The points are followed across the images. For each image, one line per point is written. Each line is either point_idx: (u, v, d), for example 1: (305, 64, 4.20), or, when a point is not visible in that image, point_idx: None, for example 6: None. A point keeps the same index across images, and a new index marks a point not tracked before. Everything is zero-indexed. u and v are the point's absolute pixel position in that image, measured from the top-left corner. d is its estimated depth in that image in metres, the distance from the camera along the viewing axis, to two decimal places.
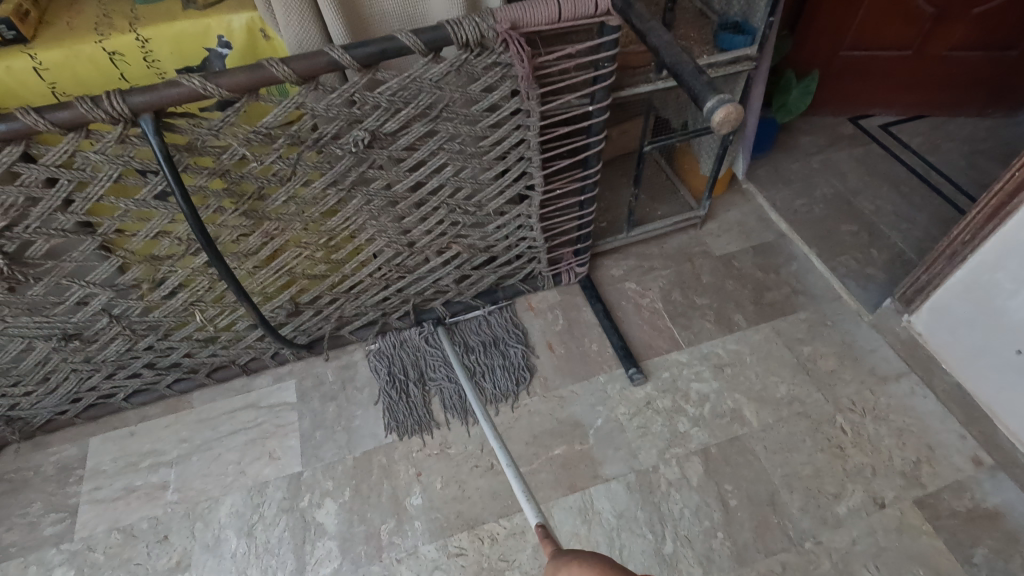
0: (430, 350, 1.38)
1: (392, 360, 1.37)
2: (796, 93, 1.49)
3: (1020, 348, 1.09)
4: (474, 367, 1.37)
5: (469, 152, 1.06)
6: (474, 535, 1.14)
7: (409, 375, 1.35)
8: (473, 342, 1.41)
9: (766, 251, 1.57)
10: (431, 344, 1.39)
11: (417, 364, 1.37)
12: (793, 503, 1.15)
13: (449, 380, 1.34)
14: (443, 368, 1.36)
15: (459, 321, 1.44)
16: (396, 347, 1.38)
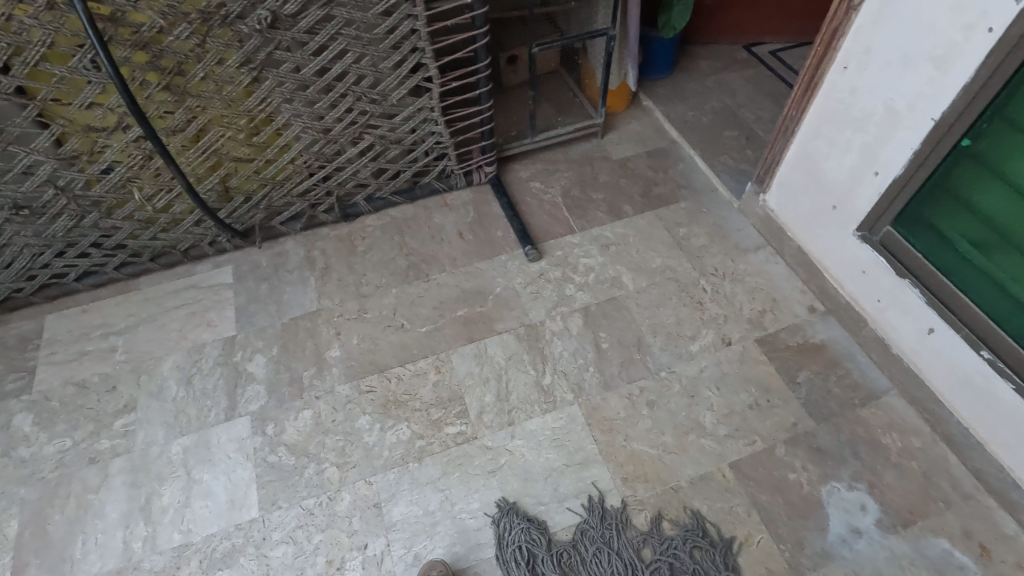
0: (562, 546, 1.10)
1: (526, 552, 1.09)
2: (677, 10, 1.68)
3: (835, 203, 1.30)
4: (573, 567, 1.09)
5: (366, 39, 1.24)
6: (384, 377, 1.33)
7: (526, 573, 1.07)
8: (563, 542, 1.11)
9: (658, 155, 1.77)
10: (539, 547, 1.10)
11: (532, 554, 1.09)
12: (656, 344, 1.37)
13: (576, 566, 1.08)
14: (568, 555, 1.10)
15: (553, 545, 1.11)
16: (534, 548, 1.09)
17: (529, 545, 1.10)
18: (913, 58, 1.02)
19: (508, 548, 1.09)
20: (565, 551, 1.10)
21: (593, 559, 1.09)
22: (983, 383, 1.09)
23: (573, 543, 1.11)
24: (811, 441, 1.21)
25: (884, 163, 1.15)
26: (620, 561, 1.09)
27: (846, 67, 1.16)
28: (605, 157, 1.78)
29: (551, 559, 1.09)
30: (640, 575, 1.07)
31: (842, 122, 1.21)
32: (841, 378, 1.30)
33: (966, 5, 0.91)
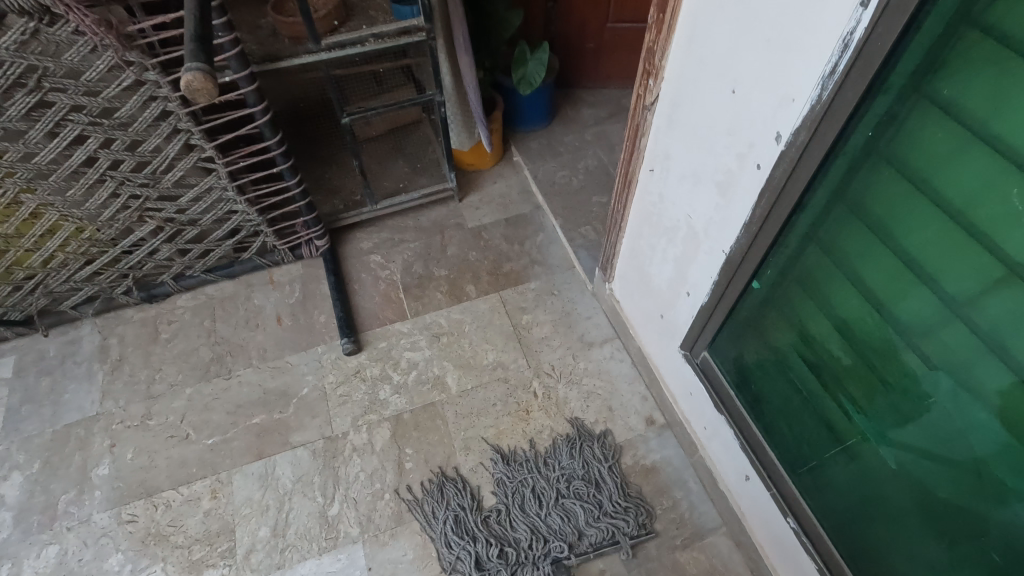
0: (512, 522, 1.13)
1: (469, 525, 1.13)
2: (532, 65, 1.49)
3: (661, 313, 1.13)
4: (529, 529, 1.12)
5: (108, 123, 1.06)
6: (150, 502, 1.17)
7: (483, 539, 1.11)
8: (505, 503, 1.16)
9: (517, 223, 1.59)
10: (490, 527, 1.13)
11: (473, 537, 1.12)
12: (465, 464, 1.20)
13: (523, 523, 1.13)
14: (520, 509, 1.15)
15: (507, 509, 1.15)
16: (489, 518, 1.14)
17: (473, 536, 1.12)
18: (703, 177, 0.85)
19: (461, 512, 1.14)
20: (515, 493, 1.17)
21: (529, 515, 1.14)
22: (790, 548, 0.95)
23: (519, 488, 1.17)
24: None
25: (693, 285, 0.98)
26: (545, 502, 1.15)
27: (652, 169, 0.98)
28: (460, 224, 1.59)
29: (500, 518, 1.14)
30: (569, 514, 1.14)
31: (656, 228, 1.04)
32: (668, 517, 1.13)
33: (737, 132, 0.74)
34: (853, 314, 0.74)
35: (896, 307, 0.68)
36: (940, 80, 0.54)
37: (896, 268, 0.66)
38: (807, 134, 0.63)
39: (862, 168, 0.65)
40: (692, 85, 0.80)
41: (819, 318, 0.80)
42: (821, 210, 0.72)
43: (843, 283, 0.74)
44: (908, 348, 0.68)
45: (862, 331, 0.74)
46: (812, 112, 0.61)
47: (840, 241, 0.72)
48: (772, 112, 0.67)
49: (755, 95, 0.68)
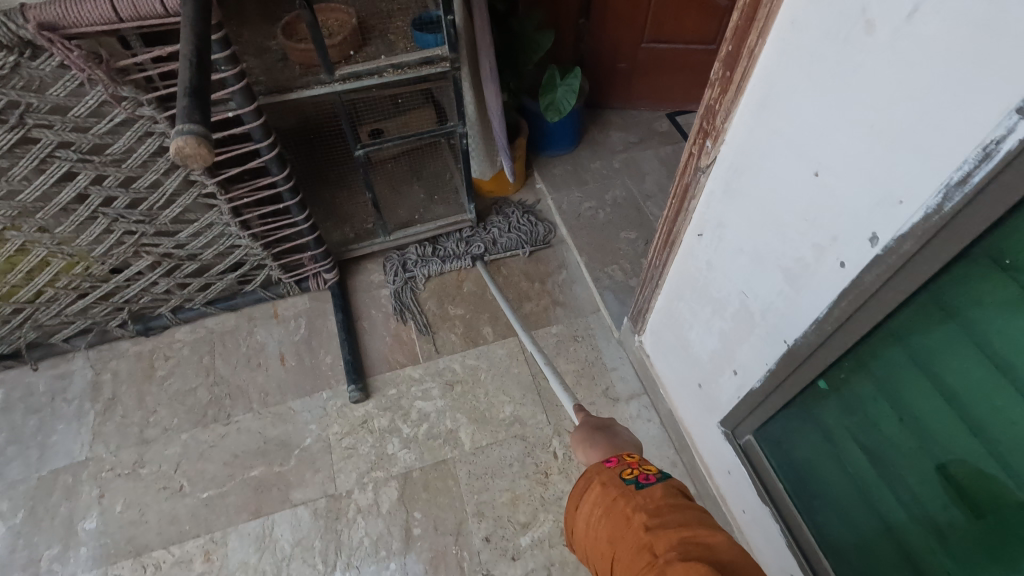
0: (442, 265, 1.47)
1: (413, 275, 1.45)
2: (561, 91, 1.38)
3: (699, 382, 1.03)
4: (457, 262, 1.48)
5: (100, 160, 0.96)
6: (138, 563, 1.09)
7: (413, 281, 1.45)
8: (445, 261, 1.48)
9: (535, 246, 1.51)
10: (422, 271, 1.47)
11: (411, 278, 1.46)
12: (478, 532, 1.11)
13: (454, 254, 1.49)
14: (447, 256, 1.49)
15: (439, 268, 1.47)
16: (430, 272, 1.46)
17: (412, 272, 1.46)
18: (765, 257, 0.75)
19: (410, 259, 1.48)
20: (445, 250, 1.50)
21: (452, 249, 1.50)
22: None
23: (437, 241, 1.52)
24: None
25: (741, 365, 0.88)
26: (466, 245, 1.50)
27: (700, 234, 0.88)
28: (475, 241, 1.51)
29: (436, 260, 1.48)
30: (493, 241, 1.51)
31: (700, 295, 0.94)
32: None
33: (817, 221, 0.63)
34: (945, 440, 0.59)
35: (986, 424, 0.54)
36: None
37: (989, 378, 0.53)
38: (916, 244, 0.53)
39: (972, 271, 0.51)
40: (761, 157, 0.70)
41: (901, 435, 0.65)
42: (916, 314, 0.58)
43: (925, 388, 0.60)
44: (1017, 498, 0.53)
45: (957, 464, 0.59)
46: (926, 222, 0.51)
47: (935, 352, 0.58)
48: (868, 211, 0.57)
49: (848, 186, 0.58)
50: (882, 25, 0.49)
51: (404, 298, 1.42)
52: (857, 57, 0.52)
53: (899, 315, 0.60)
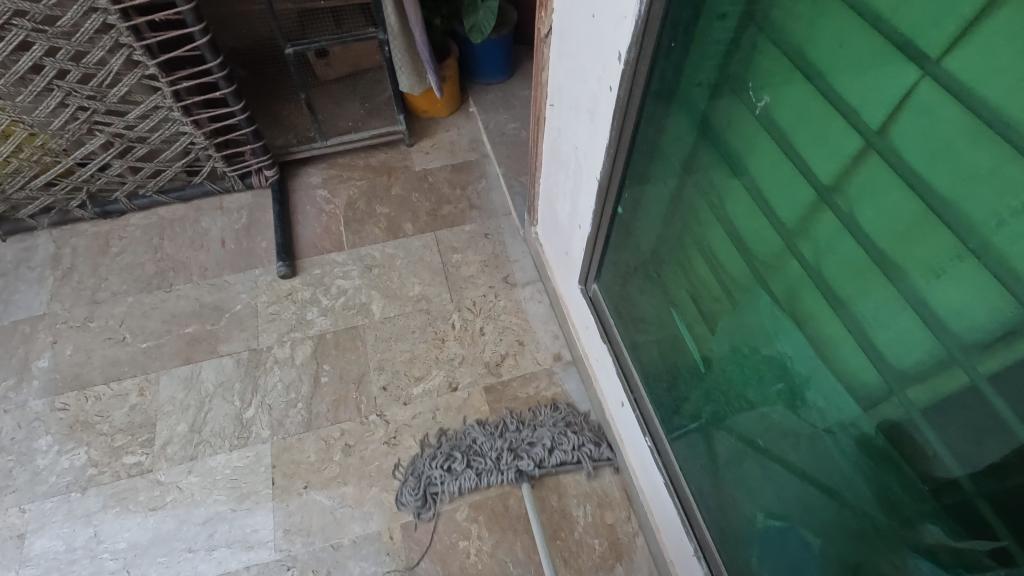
0: (472, 453, 1.16)
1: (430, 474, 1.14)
2: (482, 12, 1.53)
3: (565, 249, 1.19)
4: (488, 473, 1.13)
5: (51, 32, 1.12)
6: (82, 394, 1.26)
7: (444, 465, 1.15)
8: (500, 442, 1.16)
9: (579, 407, 1.24)
10: (473, 459, 1.15)
11: (458, 450, 1.16)
12: (377, 382, 1.27)
13: (486, 439, 1.17)
14: (486, 446, 1.16)
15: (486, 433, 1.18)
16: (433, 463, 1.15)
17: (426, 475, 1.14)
18: (580, 106, 0.90)
19: (422, 466, 1.15)
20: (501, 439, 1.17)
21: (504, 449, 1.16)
22: (648, 466, 1.03)
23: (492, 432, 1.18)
24: (478, 461, 1.15)
25: (583, 217, 1.04)
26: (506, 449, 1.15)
27: (551, 104, 1.03)
28: (523, 450, 1.16)
29: (477, 446, 1.17)
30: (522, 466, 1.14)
31: (558, 164, 1.09)
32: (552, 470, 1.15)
33: (596, 56, 0.79)
34: (721, 250, 0.78)
35: (748, 240, 0.73)
36: (772, 14, 0.58)
37: (747, 201, 0.71)
38: (637, 49, 0.69)
39: (721, 97, 0.69)
40: (570, 15, 0.85)
41: (691, 248, 0.85)
42: (691, 140, 0.76)
43: (713, 221, 0.78)
44: (755, 274, 0.73)
45: (723, 260, 0.78)
46: (636, 27, 0.67)
47: (707, 168, 0.76)
48: (614, 33, 0.72)
49: (605, 17, 0.73)
50: None
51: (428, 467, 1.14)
52: None
53: (681, 143, 0.78)
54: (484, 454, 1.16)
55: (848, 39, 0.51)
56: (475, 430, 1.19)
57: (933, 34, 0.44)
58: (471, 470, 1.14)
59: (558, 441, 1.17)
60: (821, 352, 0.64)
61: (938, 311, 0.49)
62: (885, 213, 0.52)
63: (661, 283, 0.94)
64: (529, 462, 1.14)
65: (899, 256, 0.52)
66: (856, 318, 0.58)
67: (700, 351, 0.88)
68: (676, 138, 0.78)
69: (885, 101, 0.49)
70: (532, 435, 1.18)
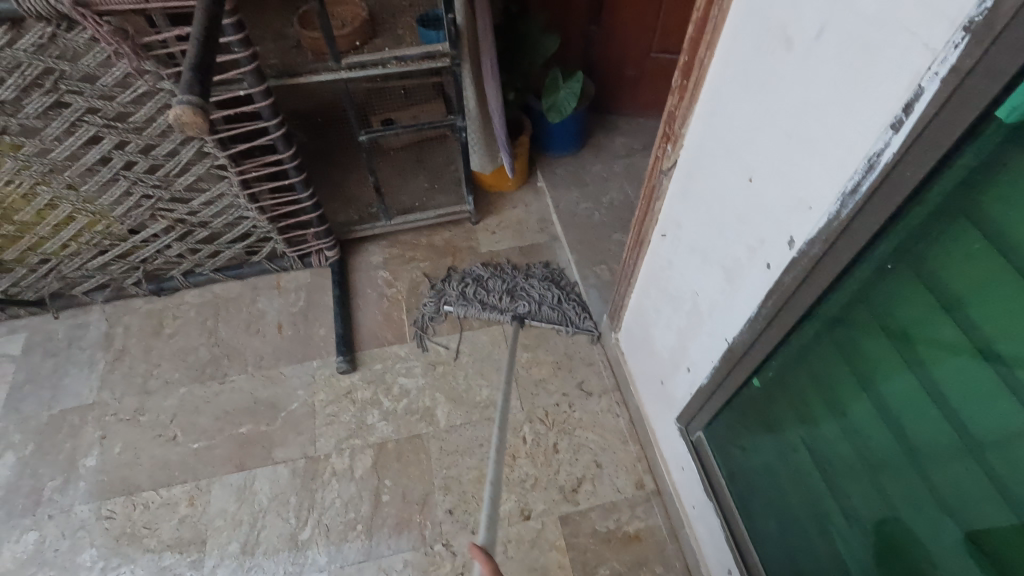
0: (485, 286, 1.46)
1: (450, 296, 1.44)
2: (563, 93, 1.44)
3: (660, 377, 1.07)
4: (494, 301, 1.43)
5: (123, 127, 1.06)
6: (129, 501, 1.18)
7: (465, 286, 1.46)
8: (501, 289, 1.45)
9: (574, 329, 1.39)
10: (479, 298, 1.44)
11: (469, 300, 1.44)
12: (442, 504, 1.17)
13: (500, 284, 1.46)
14: (492, 299, 1.44)
15: (488, 282, 1.47)
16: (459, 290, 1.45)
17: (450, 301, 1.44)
18: (711, 258, 0.79)
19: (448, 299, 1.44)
20: (508, 290, 1.45)
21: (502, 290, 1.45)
22: None
23: (497, 281, 1.47)
24: (486, 299, 1.44)
25: (694, 361, 0.92)
26: (510, 287, 1.46)
27: (664, 234, 0.92)
28: (519, 297, 1.44)
29: (485, 288, 1.46)
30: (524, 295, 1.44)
31: (663, 295, 0.98)
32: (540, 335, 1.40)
33: (748, 222, 0.68)
34: (873, 439, 0.62)
35: (916, 443, 0.56)
36: (990, 212, 0.44)
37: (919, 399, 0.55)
38: (822, 247, 0.57)
39: (891, 276, 0.54)
40: (708, 163, 0.74)
41: (828, 419, 0.69)
42: (840, 307, 0.61)
43: (863, 401, 0.62)
44: (931, 490, 0.56)
45: (876, 449, 0.62)
46: (828, 226, 0.55)
47: (861, 345, 0.61)
48: (787, 215, 0.61)
49: (774, 193, 0.62)
50: (799, 42, 0.53)
51: (448, 292, 1.45)
52: (778, 74, 0.57)
53: (824, 312, 0.63)
54: (499, 281, 1.47)
55: None
56: (481, 270, 1.49)
57: None
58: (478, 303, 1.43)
59: (547, 296, 1.44)
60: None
61: None
62: None
63: (790, 449, 0.78)
64: (529, 312, 1.41)
65: None
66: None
67: (841, 543, 0.72)
68: (819, 308, 0.64)
69: None
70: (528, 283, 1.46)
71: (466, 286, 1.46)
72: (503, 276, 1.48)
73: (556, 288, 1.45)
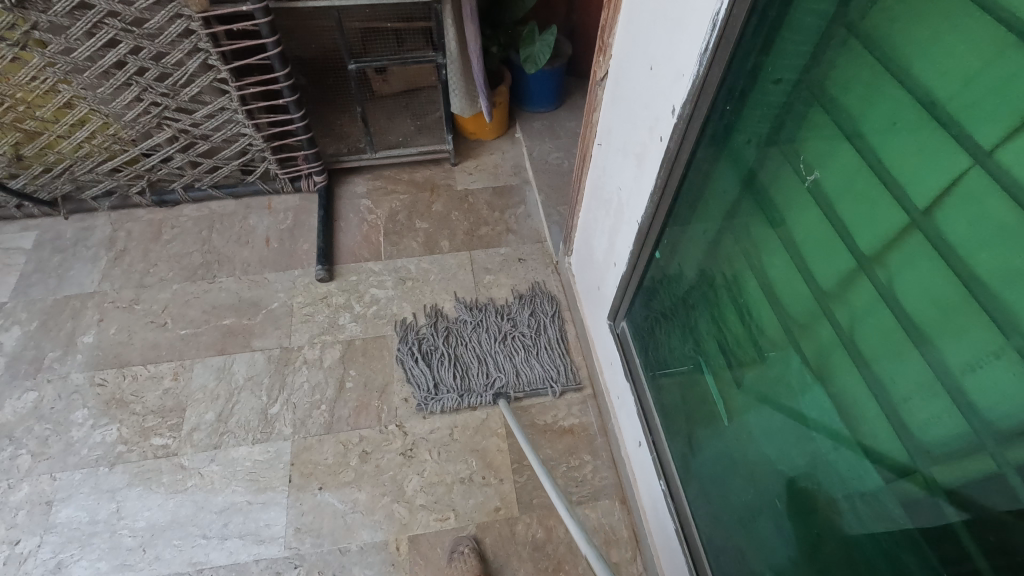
0: (468, 332, 1.40)
1: (427, 349, 1.36)
2: (538, 44, 1.57)
3: (597, 283, 1.20)
4: (482, 354, 1.37)
5: (138, 32, 1.20)
6: (120, 372, 1.32)
7: (447, 340, 1.38)
8: (489, 330, 1.40)
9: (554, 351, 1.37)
10: (465, 348, 1.38)
11: (454, 352, 1.37)
12: (399, 393, 1.30)
13: (484, 331, 1.40)
14: (478, 348, 1.38)
15: (471, 324, 1.41)
16: (431, 340, 1.38)
17: (425, 357, 1.35)
18: (629, 150, 0.93)
19: (423, 353, 1.36)
20: (496, 331, 1.40)
21: (489, 333, 1.40)
22: (658, 509, 1.04)
23: (477, 326, 1.41)
24: (472, 345, 1.38)
25: (619, 254, 1.06)
26: (496, 335, 1.40)
27: (600, 143, 1.06)
28: (508, 333, 1.40)
29: (469, 335, 1.40)
30: (511, 349, 1.37)
31: (600, 201, 1.12)
32: (532, 348, 1.37)
33: (650, 105, 0.82)
34: (753, 300, 0.78)
35: (782, 294, 0.72)
36: (827, 82, 0.58)
37: (785, 257, 0.70)
38: (692, 106, 0.72)
39: (768, 155, 0.69)
40: (628, 64, 0.88)
41: (722, 294, 0.84)
42: (734, 192, 0.76)
43: (747, 270, 0.78)
44: (786, 326, 0.72)
45: (755, 310, 0.77)
46: (694, 87, 0.70)
47: (745, 218, 0.76)
48: (670, 88, 0.75)
49: (663, 73, 0.77)
50: None
51: (425, 344, 1.37)
52: None
53: (723, 195, 0.78)
54: (468, 345, 1.38)
55: (901, 118, 0.51)
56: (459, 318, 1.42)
57: (987, 129, 0.44)
58: (457, 392, 1.29)
59: (523, 368, 1.34)
60: (845, 417, 0.63)
61: (972, 396, 0.48)
62: (923, 290, 0.52)
63: (691, 328, 0.94)
64: (506, 384, 1.31)
65: (930, 337, 0.52)
66: (881, 383, 0.58)
67: (726, 400, 0.88)
68: (719, 191, 0.79)
69: (931, 180, 0.49)
70: (510, 321, 1.42)
71: (429, 354, 1.36)
72: (485, 321, 1.42)
73: (539, 315, 1.43)
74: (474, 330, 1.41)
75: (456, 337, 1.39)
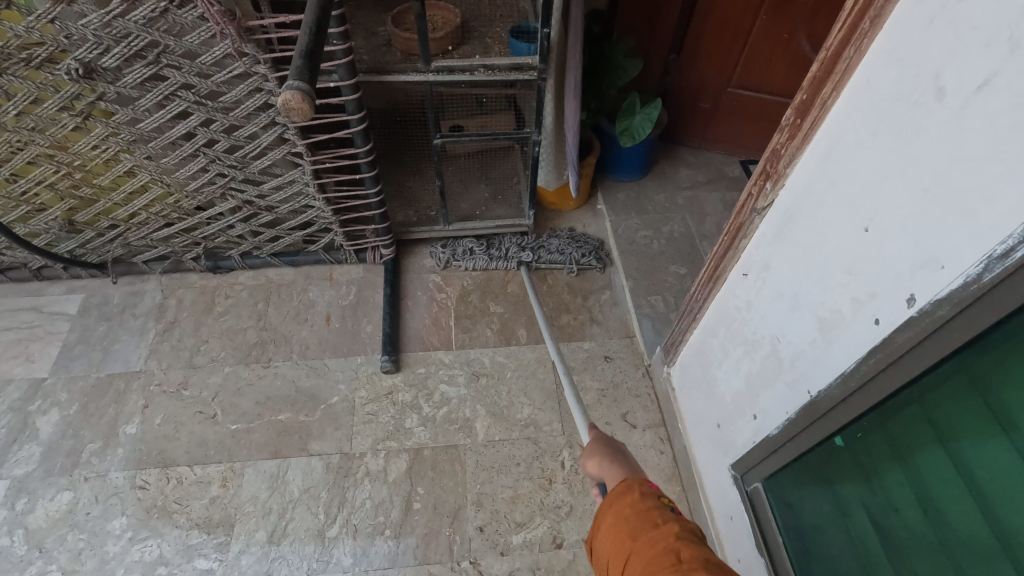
0: (503, 239, 1.56)
1: (466, 249, 1.54)
2: (639, 118, 1.42)
3: (718, 421, 1.03)
4: (513, 256, 1.52)
5: (211, 105, 1.07)
6: (164, 474, 1.18)
7: (483, 244, 1.55)
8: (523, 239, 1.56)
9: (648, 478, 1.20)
10: (498, 250, 1.54)
11: (489, 253, 1.53)
12: (473, 521, 1.14)
13: (518, 240, 1.56)
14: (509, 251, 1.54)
15: (506, 232, 1.58)
16: (471, 242, 1.55)
17: (463, 254, 1.53)
18: (804, 305, 0.76)
19: (462, 251, 1.53)
20: (528, 240, 1.56)
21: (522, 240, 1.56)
22: None
23: (512, 235, 1.57)
24: (505, 248, 1.54)
25: (762, 409, 0.88)
26: (529, 244, 1.55)
27: (745, 273, 0.89)
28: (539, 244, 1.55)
29: (503, 241, 1.56)
30: (541, 254, 1.53)
31: (735, 335, 0.95)
32: (562, 258, 1.53)
33: (858, 273, 0.65)
34: (947, 502, 0.58)
35: (998, 512, 0.52)
36: None
37: (1005, 463, 0.51)
38: (953, 309, 0.54)
39: (994, 335, 0.50)
40: (816, 206, 0.71)
41: (898, 477, 0.65)
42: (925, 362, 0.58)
43: (938, 458, 0.59)
44: (1003, 563, 0.52)
45: (950, 514, 0.58)
46: (964, 291, 0.52)
47: (962, 432, 0.55)
48: (901, 267, 0.59)
49: (894, 245, 0.59)
50: (956, 92, 0.50)
51: (464, 246, 1.54)
52: (923, 122, 0.54)
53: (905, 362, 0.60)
54: (501, 249, 1.54)
55: None
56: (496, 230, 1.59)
57: None
58: (487, 253, 1.54)
59: (544, 242, 1.55)
60: None
61: None
62: None
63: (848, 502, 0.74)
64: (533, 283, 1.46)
65: None
66: None
67: None
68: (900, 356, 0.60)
69: None
70: (542, 236, 1.57)
71: (468, 255, 1.53)
72: (520, 232, 1.58)
73: (571, 234, 1.58)
74: (508, 239, 1.56)
75: (490, 242, 1.55)
